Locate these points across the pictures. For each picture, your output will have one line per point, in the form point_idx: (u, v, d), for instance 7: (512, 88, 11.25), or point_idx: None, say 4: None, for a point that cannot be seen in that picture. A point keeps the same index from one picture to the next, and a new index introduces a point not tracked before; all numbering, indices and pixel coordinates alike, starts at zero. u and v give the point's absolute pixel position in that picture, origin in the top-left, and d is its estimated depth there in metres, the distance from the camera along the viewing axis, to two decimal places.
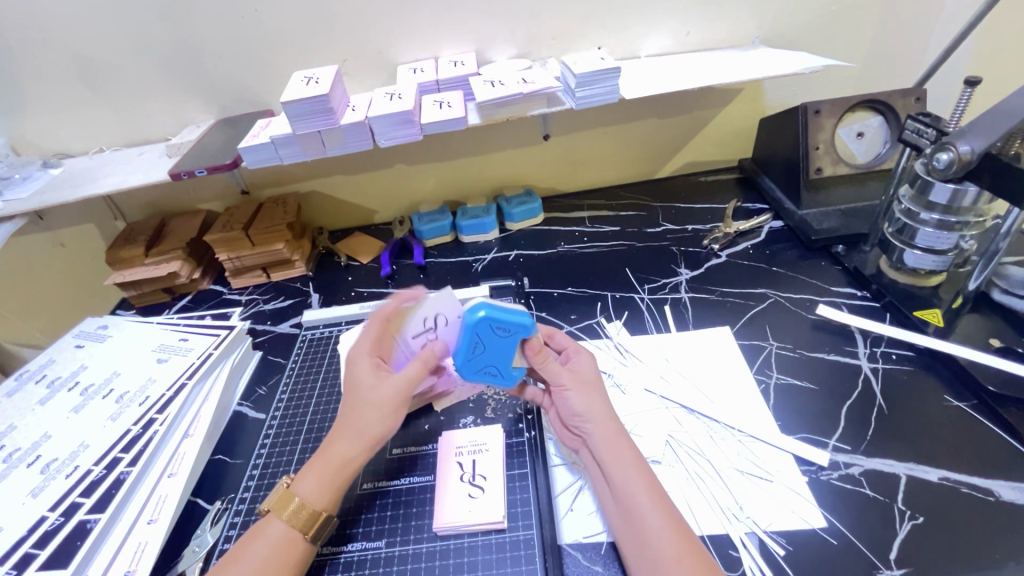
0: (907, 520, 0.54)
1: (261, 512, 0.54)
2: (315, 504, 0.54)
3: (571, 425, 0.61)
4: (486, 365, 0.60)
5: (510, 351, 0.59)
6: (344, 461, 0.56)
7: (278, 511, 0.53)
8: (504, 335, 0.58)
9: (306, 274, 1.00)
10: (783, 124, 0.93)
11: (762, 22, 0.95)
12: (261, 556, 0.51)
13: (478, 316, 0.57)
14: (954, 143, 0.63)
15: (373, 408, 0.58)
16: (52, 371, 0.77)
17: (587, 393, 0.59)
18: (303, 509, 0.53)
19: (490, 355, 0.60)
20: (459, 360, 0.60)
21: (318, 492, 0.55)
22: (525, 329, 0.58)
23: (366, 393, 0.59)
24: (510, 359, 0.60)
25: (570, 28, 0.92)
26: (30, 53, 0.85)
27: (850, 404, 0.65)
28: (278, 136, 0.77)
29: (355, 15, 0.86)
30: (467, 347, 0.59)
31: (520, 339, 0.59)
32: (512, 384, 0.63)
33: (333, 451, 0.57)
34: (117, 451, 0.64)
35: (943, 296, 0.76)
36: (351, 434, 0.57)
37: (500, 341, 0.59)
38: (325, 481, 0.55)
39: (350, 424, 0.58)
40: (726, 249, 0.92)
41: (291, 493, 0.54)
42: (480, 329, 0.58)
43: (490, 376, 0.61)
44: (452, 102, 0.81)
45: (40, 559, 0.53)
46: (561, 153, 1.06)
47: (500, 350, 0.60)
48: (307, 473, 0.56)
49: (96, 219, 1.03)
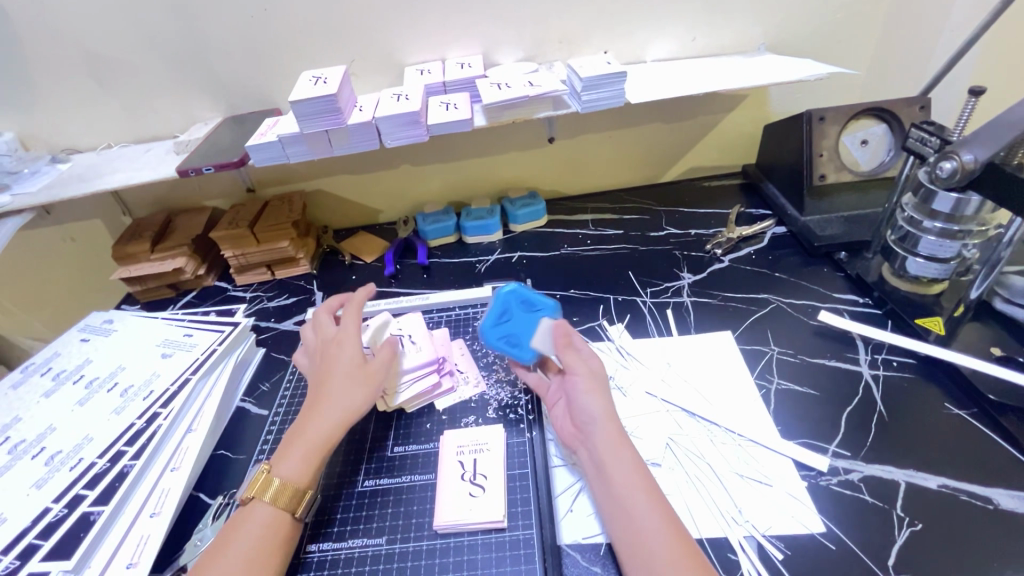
0: (905, 526, 0.54)
1: (241, 499, 0.54)
2: (297, 481, 0.54)
3: (577, 421, 0.61)
4: (509, 333, 0.67)
5: (532, 328, 0.66)
6: (321, 436, 0.57)
7: (261, 495, 0.53)
8: (531, 308, 0.68)
9: (310, 272, 1.00)
10: (787, 132, 0.94)
11: (768, 29, 0.96)
12: (250, 543, 0.50)
13: (512, 287, 0.68)
14: (957, 151, 0.63)
15: (355, 381, 0.61)
16: (56, 364, 0.78)
17: (596, 391, 0.59)
18: (286, 489, 0.54)
19: (514, 324, 0.67)
20: (486, 324, 0.68)
21: (299, 472, 0.55)
22: (547, 309, 0.68)
23: (349, 368, 0.62)
24: (530, 336, 0.66)
25: (577, 32, 0.92)
26: (42, 50, 0.86)
27: (850, 411, 0.65)
28: (285, 134, 0.78)
29: (364, 17, 0.87)
30: (496, 312, 0.68)
31: (543, 317, 0.67)
32: (528, 360, 0.67)
33: (312, 427, 0.58)
34: (120, 444, 0.64)
35: (946, 304, 0.75)
36: (330, 407, 0.59)
37: (526, 315, 0.68)
38: (306, 460, 0.56)
39: (329, 396, 0.60)
40: (729, 254, 0.93)
41: (272, 476, 0.54)
42: (513, 299, 0.68)
43: (509, 345, 0.67)
44: (458, 103, 0.82)
45: (42, 551, 0.54)
46: (566, 156, 1.06)
47: (523, 324, 0.67)
48: (285, 457, 0.56)
49: (104, 213, 1.04)
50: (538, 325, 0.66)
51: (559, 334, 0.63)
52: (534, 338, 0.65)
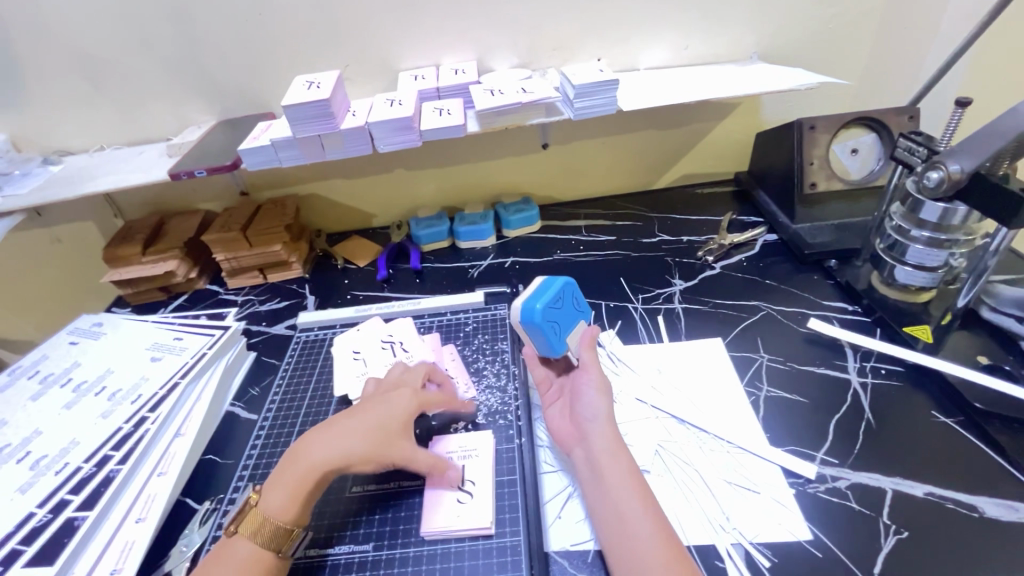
0: (892, 534, 0.54)
1: (226, 532, 0.53)
2: (281, 518, 0.53)
3: (577, 423, 0.61)
4: (556, 320, 0.63)
5: (572, 325, 0.66)
6: (313, 473, 0.56)
7: (245, 528, 0.53)
8: (576, 307, 0.67)
9: (302, 276, 1.00)
10: (778, 140, 0.94)
11: (761, 38, 0.97)
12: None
13: (567, 280, 0.66)
14: (943, 162, 0.64)
15: (372, 440, 0.58)
16: (44, 367, 0.77)
17: (600, 391, 0.60)
18: (268, 522, 0.53)
19: (562, 313, 0.64)
20: (542, 303, 0.62)
21: (285, 506, 0.54)
22: (585, 314, 0.68)
23: (377, 425, 0.59)
24: (568, 331, 0.65)
25: (571, 40, 0.93)
26: (36, 51, 0.86)
27: (838, 418, 0.66)
28: (278, 138, 0.78)
29: (359, 22, 0.88)
30: (552, 296, 0.63)
31: (580, 320, 0.67)
32: (556, 352, 0.64)
33: (312, 456, 0.57)
34: (107, 448, 0.64)
35: (933, 313, 0.76)
36: (337, 448, 0.57)
37: (571, 310, 0.66)
38: (294, 494, 0.55)
39: (343, 435, 0.58)
40: (720, 261, 0.93)
41: (257, 511, 0.53)
42: (566, 292, 0.66)
43: (551, 332, 0.63)
44: (451, 109, 0.82)
45: (26, 556, 0.53)
46: (560, 162, 1.06)
47: (567, 318, 0.65)
48: (276, 486, 0.55)
49: (95, 215, 1.03)
50: (577, 326, 0.66)
51: (589, 334, 0.65)
52: (572, 335, 0.65)
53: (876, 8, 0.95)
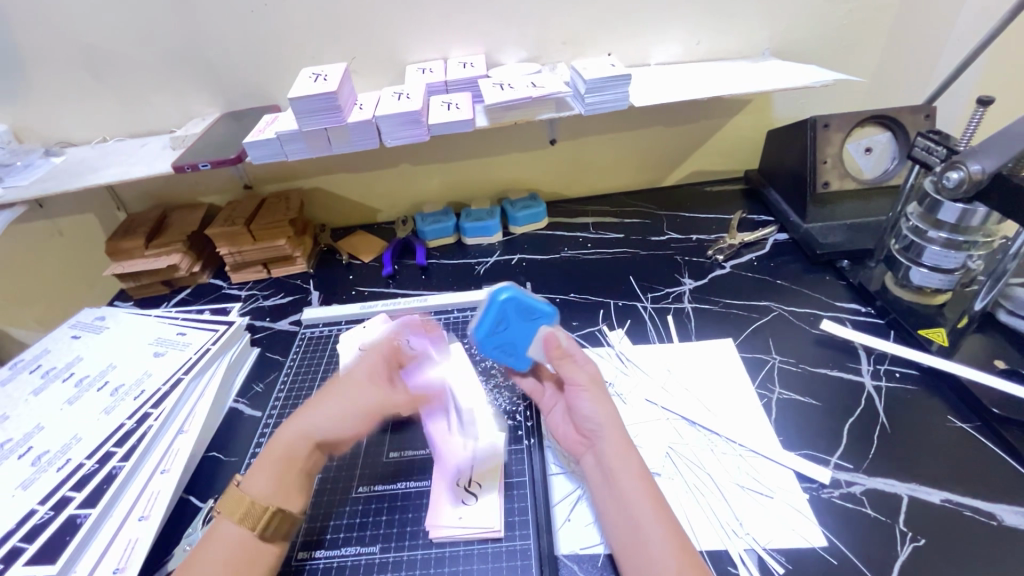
0: (908, 541, 0.53)
1: (214, 515, 0.52)
2: (266, 498, 0.52)
3: (578, 426, 0.60)
4: (505, 343, 0.64)
5: (529, 337, 0.63)
6: (292, 452, 0.55)
7: (229, 512, 0.52)
8: (528, 318, 0.62)
9: (306, 271, 0.99)
10: (791, 138, 0.93)
11: (774, 34, 0.95)
12: (221, 560, 0.49)
13: (504, 297, 0.62)
14: (965, 162, 0.63)
15: (344, 405, 0.57)
16: (46, 362, 0.77)
17: (598, 395, 0.58)
18: (252, 507, 0.52)
19: (511, 333, 0.63)
20: (481, 336, 0.63)
21: (266, 488, 0.53)
22: (546, 315, 0.63)
23: (346, 391, 0.58)
24: (526, 344, 0.64)
25: (581, 33, 0.91)
26: (36, 40, 0.84)
27: (852, 423, 0.65)
28: (283, 132, 0.76)
29: (365, 14, 0.86)
30: (490, 324, 0.62)
31: (540, 325, 0.63)
32: (523, 367, 0.66)
33: (287, 437, 0.56)
34: (109, 445, 0.63)
35: (949, 315, 0.75)
36: (310, 424, 0.56)
37: (522, 323, 0.63)
38: (275, 475, 0.54)
39: (314, 410, 0.57)
40: (731, 260, 0.92)
41: (240, 493, 0.52)
42: (508, 308, 0.62)
43: (504, 355, 0.65)
44: (460, 103, 0.81)
45: (27, 554, 0.52)
46: (568, 158, 1.05)
47: (520, 333, 0.63)
48: (258, 470, 0.54)
49: (98, 208, 1.02)
50: (537, 336, 0.63)
51: (551, 347, 0.61)
52: (534, 348, 0.63)
53: (892, 4, 0.93)
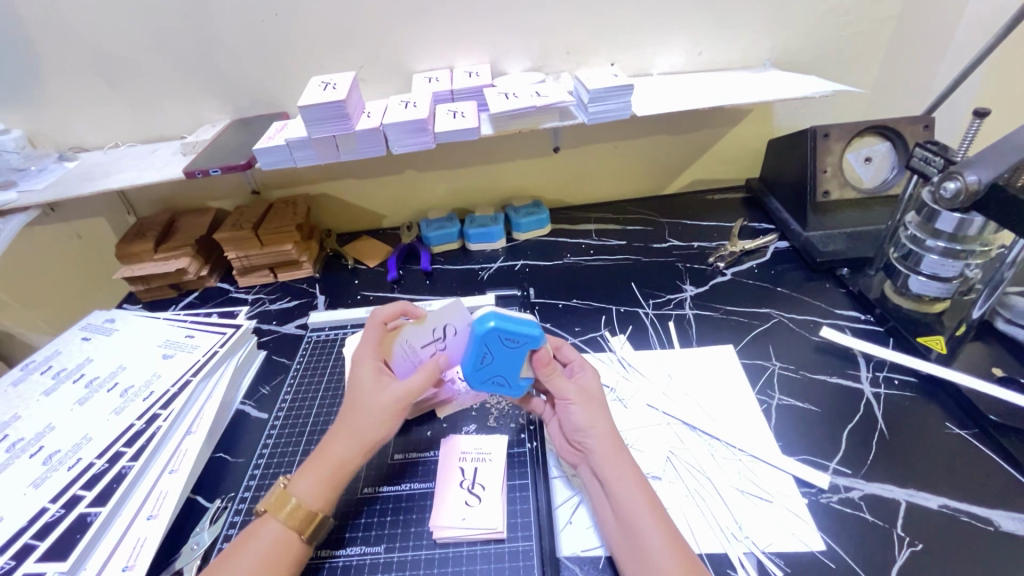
0: (906, 546, 0.54)
1: (257, 512, 0.54)
2: (314, 503, 0.54)
3: (573, 440, 0.60)
4: (495, 373, 0.61)
5: (519, 364, 0.60)
6: (339, 462, 0.56)
7: (275, 511, 0.53)
8: (514, 346, 0.59)
9: (312, 276, 1.00)
10: (790, 147, 0.94)
11: (774, 45, 0.97)
12: (256, 556, 0.50)
13: (488, 327, 0.58)
14: (961, 172, 0.64)
15: (374, 410, 0.58)
16: (57, 363, 0.78)
17: (590, 408, 0.59)
18: (300, 509, 0.53)
19: (499, 363, 0.60)
20: (469, 369, 0.60)
21: (314, 492, 0.54)
22: (534, 340, 0.59)
23: (368, 395, 0.59)
24: (516, 371, 0.60)
25: (583, 44, 0.93)
26: (53, 49, 0.86)
27: (850, 429, 0.65)
28: (292, 139, 0.78)
29: (373, 24, 0.88)
30: (476, 356, 0.60)
31: (528, 351, 0.59)
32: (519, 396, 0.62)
33: (330, 450, 0.57)
34: (120, 445, 0.64)
35: (948, 323, 0.76)
36: (348, 435, 0.57)
37: (509, 352, 0.59)
38: (321, 481, 0.55)
39: (349, 422, 0.58)
40: (731, 267, 0.93)
41: (287, 494, 0.54)
42: (492, 339, 0.58)
43: (497, 386, 0.61)
44: (465, 112, 0.82)
45: (39, 551, 0.53)
46: (571, 166, 1.07)
47: (509, 361, 0.60)
48: (302, 476, 0.55)
49: (108, 212, 1.04)
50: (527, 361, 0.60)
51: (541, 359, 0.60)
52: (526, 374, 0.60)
53: (891, 16, 0.94)
